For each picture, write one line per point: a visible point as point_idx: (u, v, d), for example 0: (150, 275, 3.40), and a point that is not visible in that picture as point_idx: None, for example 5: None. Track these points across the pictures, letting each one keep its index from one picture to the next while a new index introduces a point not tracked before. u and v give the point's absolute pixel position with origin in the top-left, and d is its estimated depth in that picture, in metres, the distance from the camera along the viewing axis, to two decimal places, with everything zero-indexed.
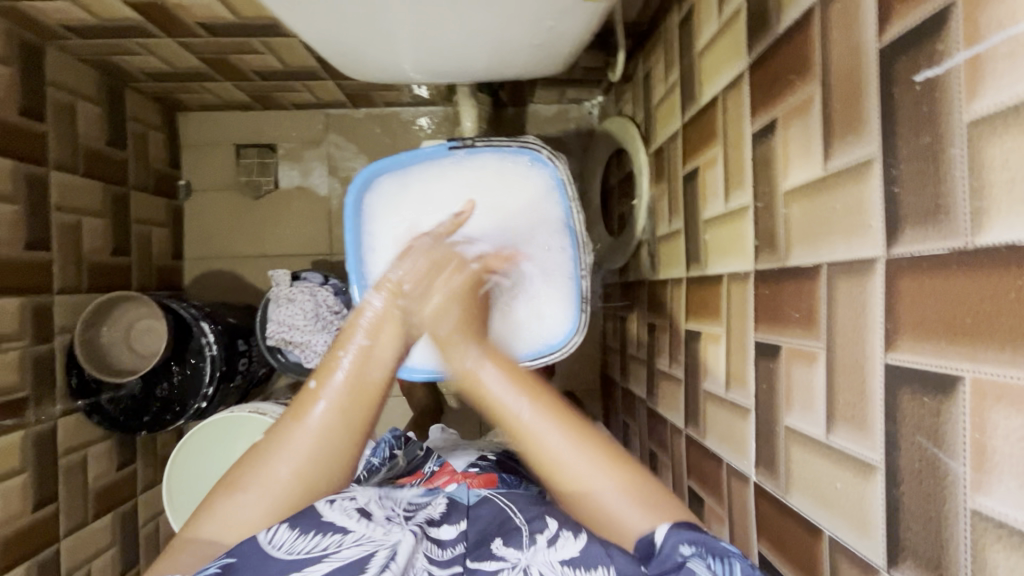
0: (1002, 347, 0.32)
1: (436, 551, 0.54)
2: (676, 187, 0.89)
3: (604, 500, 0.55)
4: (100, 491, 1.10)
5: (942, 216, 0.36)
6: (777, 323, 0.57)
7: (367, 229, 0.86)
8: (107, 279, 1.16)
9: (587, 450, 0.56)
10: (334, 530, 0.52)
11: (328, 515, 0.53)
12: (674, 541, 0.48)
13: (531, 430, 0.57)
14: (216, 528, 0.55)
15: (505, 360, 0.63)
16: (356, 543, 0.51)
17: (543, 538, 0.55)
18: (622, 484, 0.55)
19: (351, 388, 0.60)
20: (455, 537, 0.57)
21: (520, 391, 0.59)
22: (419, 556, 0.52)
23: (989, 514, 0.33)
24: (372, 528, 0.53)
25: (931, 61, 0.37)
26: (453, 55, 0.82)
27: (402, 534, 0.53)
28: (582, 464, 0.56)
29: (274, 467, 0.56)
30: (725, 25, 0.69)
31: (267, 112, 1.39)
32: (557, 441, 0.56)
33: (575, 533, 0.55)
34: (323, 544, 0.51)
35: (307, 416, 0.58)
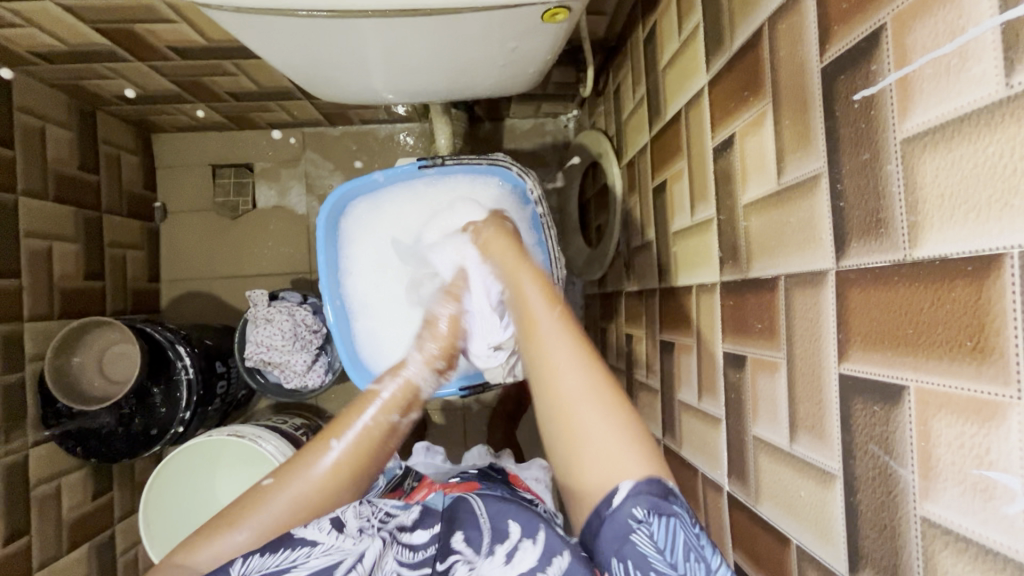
0: (941, 357, 0.33)
1: (406, 555, 0.54)
2: (647, 199, 0.90)
3: (599, 440, 0.52)
4: (75, 522, 1.07)
5: (883, 230, 0.37)
6: (742, 333, 0.57)
7: (345, 254, 0.87)
8: (80, 305, 1.14)
9: (592, 390, 0.54)
10: (304, 545, 0.51)
11: (300, 532, 0.53)
12: (629, 503, 0.47)
13: (546, 334, 0.59)
14: (209, 558, 0.55)
15: (551, 287, 0.64)
16: (325, 555, 0.51)
17: (501, 551, 0.53)
18: (621, 431, 0.52)
19: (364, 444, 0.63)
20: (427, 539, 0.55)
21: (552, 306, 0.62)
22: (387, 558, 0.53)
23: (937, 521, 0.34)
24: (342, 539, 0.52)
25: (867, 81, 0.38)
26: (422, 76, 0.83)
27: (371, 542, 0.52)
28: (588, 401, 0.54)
29: (277, 506, 0.58)
30: (685, 43, 0.71)
31: (244, 132, 1.38)
32: (565, 355, 0.56)
33: (532, 539, 0.53)
34: (290, 557, 0.51)
35: (321, 458, 0.61)
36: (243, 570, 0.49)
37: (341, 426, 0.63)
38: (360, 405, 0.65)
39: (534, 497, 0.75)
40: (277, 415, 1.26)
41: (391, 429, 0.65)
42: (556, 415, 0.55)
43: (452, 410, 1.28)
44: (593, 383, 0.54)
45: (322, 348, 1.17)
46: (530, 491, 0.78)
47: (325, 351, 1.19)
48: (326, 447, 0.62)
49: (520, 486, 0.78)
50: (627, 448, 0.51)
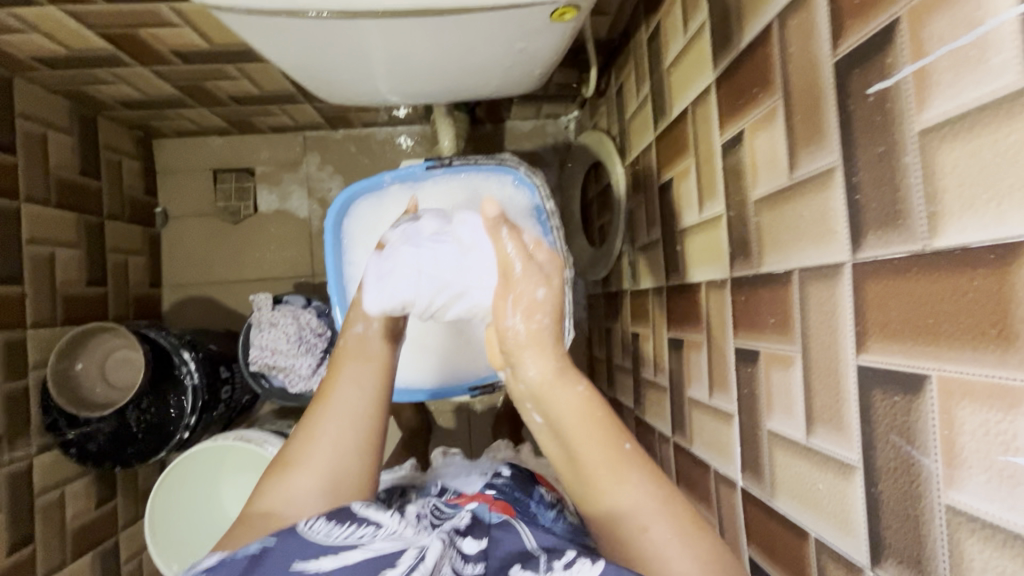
0: (962, 345, 0.33)
1: (459, 563, 0.49)
2: (652, 197, 0.90)
3: (646, 531, 0.50)
4: (79, 531, 1.06)
5: (901, 221, 0.38)
6: (754, 329, 0.58)
7: (347, 257, 0.85)
8: (82, 311, 1.13)
9: (613, 455, 0.53)
10: (369, 523, 0.49)
11: (365, 512, 0.51)
12: None
13: (571, 432, 0.55)
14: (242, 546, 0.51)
15: (565, 356, 0.60)
16: (388, 540, 0.48)
17: (560, 561, 0.47)
18: (661, 509, 0.51)
19: (364, 381, 0.64)
20: (477, 552, 0.51)
21: (571, 377, 0.58)
22: (446, 563, 0.47)
23: (963, 508, 0.34)
24: (403, 525, 0.50)
25: (882, 74, 0.39)
26: (428, 77, 0.83)
27: (431, 539, 0.48)
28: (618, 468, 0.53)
29: (323, 449, 0.58)
30: (690, 41, 0.72)
31: (245, 137, 1.38)
32: (596, 450, 0.53)
33: (592, 559, 0.46)
34: (357, 533, 0.48)
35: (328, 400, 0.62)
36: (311, 534, 0.48)
37: (336, 368, 0.65)
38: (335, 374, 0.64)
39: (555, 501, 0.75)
40: (282, 420, 1.26)
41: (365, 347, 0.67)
42: (589, 493, 0.54)
43: (457, 412, 1.27)
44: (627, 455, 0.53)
45: (326, 351, 1.17)
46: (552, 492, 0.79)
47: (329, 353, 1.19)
48: (327, 396, 0.62)
49: (542, 484, 0.78)
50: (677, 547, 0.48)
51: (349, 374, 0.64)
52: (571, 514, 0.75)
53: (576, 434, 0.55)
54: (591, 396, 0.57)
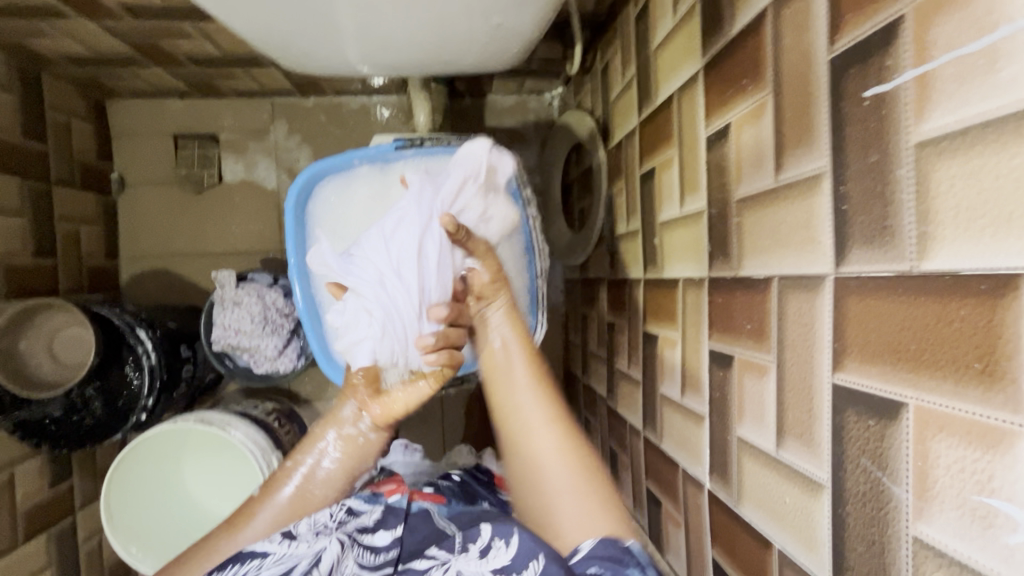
0: (944, 377, 0.32)
1: (366, 557, 0.54)
2: (633, 186, 0.87)
3: (553, 482, 0.60)
4: (32, 512, 1.02)
5: (889, 238, 0.35)
6: (729, 332, 0.56)
7: (312, 242, 0.80)
8: (30, 284, 1.06)
9: (549, 419, 0.64)
10: (254, 557, 0.51)
11: (251, 548, 0.52)
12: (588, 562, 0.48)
13: (518, 391, 0.68)
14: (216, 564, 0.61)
15: (533, 354, 0.71)
16: (276, 564, 0.50)
17: (476, 547, 0.52)
18: (576, 471, 0.60)
19: (293, 503, 0.65)
20: (388, 543, 0.56)
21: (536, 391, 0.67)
22: (347, 561, 0.52)
23: (930, 542, 0.33)
24: (295, 546, 0.52)
25: (880, 77, 0.36)
26: (399, 49, 0.77)
27: (327, 542, 0.52)
28: (554, 456, 0.62)
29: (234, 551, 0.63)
30: (680, 23, 0.67)
31: (208, 100, 1.30)
32: (534, 410, 0.65)
33: (507, 540, 0.51)
34: (242, 570, 0.50)
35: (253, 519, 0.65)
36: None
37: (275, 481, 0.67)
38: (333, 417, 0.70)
39: None
40: (247, 400, 1.22)
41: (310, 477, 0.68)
42: (523, 441, 0.64)
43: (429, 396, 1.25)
44: (567, 456, 0.61)
45: (293, 332, 1.13)
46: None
47: (297, 334, 1.15)
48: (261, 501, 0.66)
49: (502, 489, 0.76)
50: (580, 502, 0.58)
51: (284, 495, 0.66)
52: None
53: (528, 455, 0.63)
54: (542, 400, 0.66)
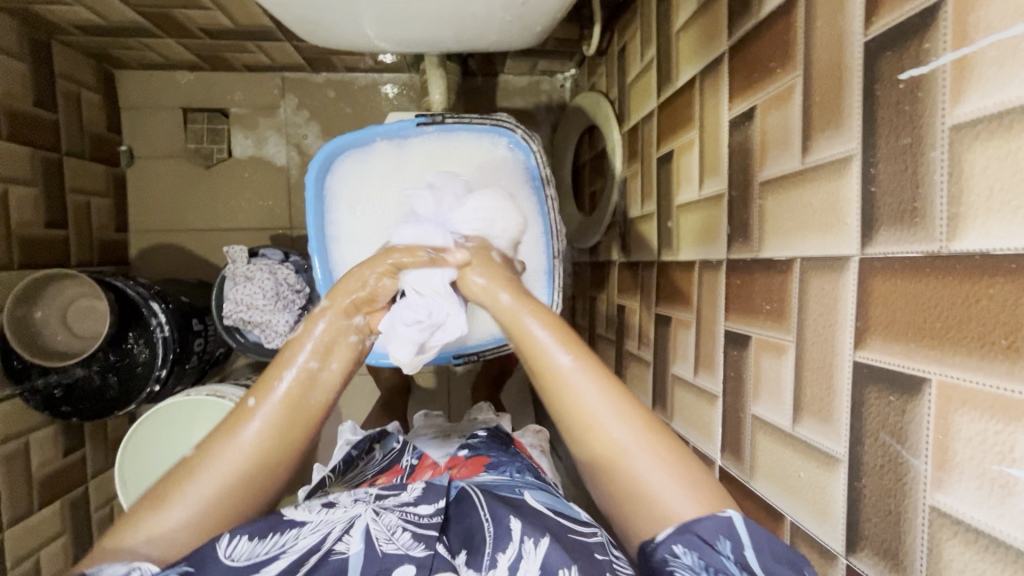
0: (968, 353, 0.33)
1: (410, 515, 0.53)
2: (649, 169, 0.87)
3: (653, 489, 0.47)
4: (46, 479, 1.03)
5: (918, 219, 0.36)
6: (747, 314, 0.57)
7: (330, 216, 0.80)
8: (42, 254, 1.06)
9: (617, 407, 0.50)
10: (292, 527, 0.49)
11: (290, 515, 0.51)
12: (671, 540, 0.45)
13: (567, 374, 0.51)
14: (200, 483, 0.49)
15: (553, 317, 0.55)
16: (314, 532, 0.49)
17: (504, 561, 0.49)
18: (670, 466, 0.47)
19: (290, 409, 0.53)
20: (432, 511, 0.53)
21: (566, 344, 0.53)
22: (390, 517, 0.52)
23: (948, 511, 0.35)
24: (330, 513, 0.52)
25: (917, 60, 0.37)
26: (421, 26, 0.77)
27: (361, 509, 0.53)
28: (633, 443, 0.48)
29: (206, 483, 0.49)
30: (705, 5, 0.68)
31: (217, 74, 1.29)
32: (593, 396, 0.50)
33: (536, 541, 0.49)
34: (280, 542, 0.48)
35: (245, 422, 0.52)
36: (231, 557, 0.45)
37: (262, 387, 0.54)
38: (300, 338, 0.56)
39: (538, 469, 0.73)
40: (257, 374, 1.23)
41: (310, 380, 0.54)
42: (580, 435, 0.50)
43: (436, 375, 1.27)
44: (639, 428, 0.49)
45: (304, 308, 1.14)
46: (533, 459, 0.77)
47: (307, 311, 1.16)
48: (247, 413, 0.53)
49: (523, 454, 0.76)
50: (683, 499, 0.46)
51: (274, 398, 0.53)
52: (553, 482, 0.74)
53: (605, 443, 0.49)
54: (585, 365, 0.52)
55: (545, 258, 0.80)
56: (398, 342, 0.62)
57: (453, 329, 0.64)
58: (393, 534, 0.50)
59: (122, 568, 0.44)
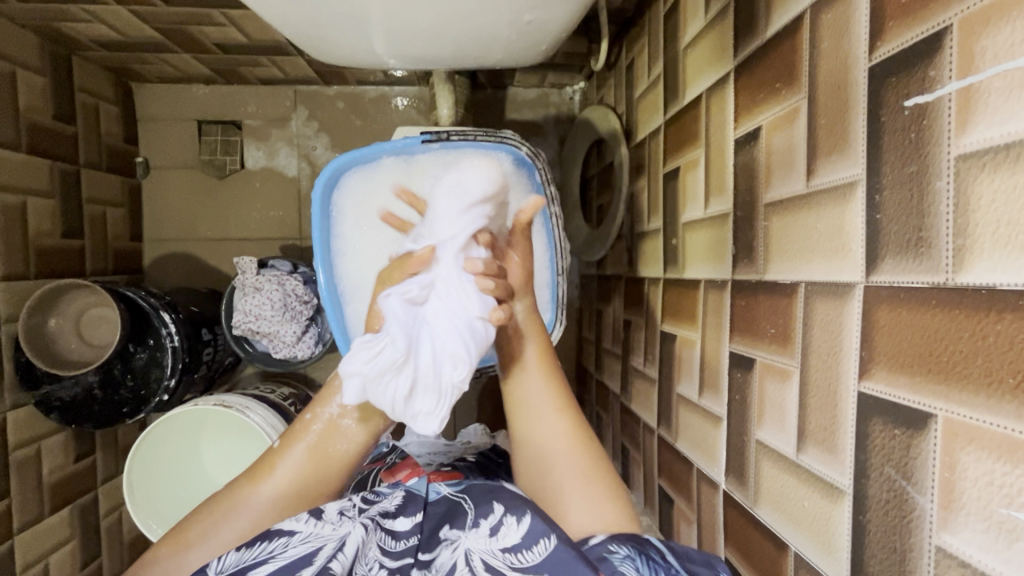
0: (975, 391, 0.32)
1: (389, 543, 0.54)
2: (656, 184, 0.87)
3: (564, 483, 0.60)
4: (57, 485, 1.05)
5: (924, 249, 0.36)
6: (752, 336, 0.56)
7: (336, 232, 0.80)
8: (57, 263, 1.09)
9: (562, 424, 0.63)
10: (281, 535, 0.50)
11: (278, 524, 0.51)
12: (609, 543, 0.48)
13: (527, 400, 0.66)
14: (219, 531, 0.55)
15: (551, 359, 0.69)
16: (303, 543, 0.49)
17: (487, 524, 0.54)
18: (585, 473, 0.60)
19: (314, 461, 0.60)
20: (410, 528, 0.55)
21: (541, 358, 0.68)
22: (370, 546, 0.52)
23: (954, 552, 0.34)
24: (320, 527, 0.51)
25: (923, 87, 0.36)
26: (428, 44, 0.78)
27: (352, 526, 0.52)
28: (564, 451, 0.62)
29: (228, 530, 0.55)
30: (711, 23, 0.67)
31: (231, 87, 1.31)
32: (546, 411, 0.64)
33: (518, 518, 0.52)
34: (268, 548, 0.49)
35: (271, 470, 0.59)
36: (220, 571, 0.47)
37: (294, 433, 0.61)
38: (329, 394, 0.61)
39: None
40: (265, 383, 1.24)
41: (338, 428, 0.60)
42: (527, 444, 0.64)
43: None
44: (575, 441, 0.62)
45: (311, 319, 1.15)
46: None
47: (314, 321, 1.17)
48: (270, 466, 0.59)
49: None
50: (585, 492, 0.58)
51: (304, 443, 0.60)
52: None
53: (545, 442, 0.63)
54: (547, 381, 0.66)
55: (549, 274, 0.80)
56: (344, 382, 0.54)
57: (389, 346, 0.53)
58: (370, 570, 0.51)
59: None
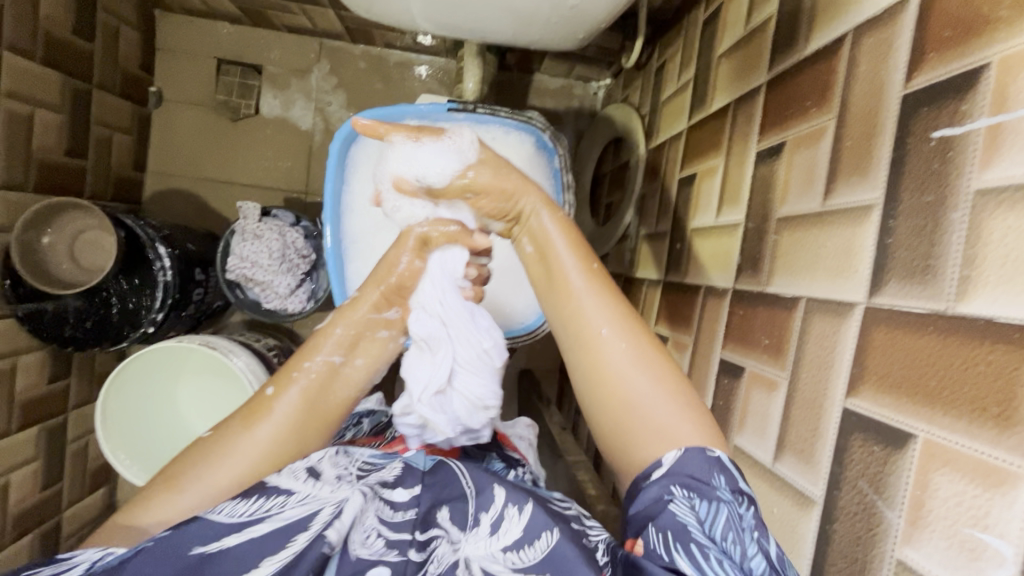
0: (958, 416, 0.34)
1: (386, 512, 0.51)
2: (670, 188, 0.88)
3: (639, 395, 0.46)
4: (29, 403, 1.04)
5: (929, 277, 0.37)
6: (745, 346, 0.57)
7: (347, 187, 0.80)
8: (57, 181, 1.07)
9: (627, 332, 0.48)
10: (277, 494, 0.49)
11: (274, 481, 0.50)
12: (670, 480, 0.42)
13: (578, 293, 0.50)
14: (193, 499, 0.50)
15: (579, 238, 0.54)
16: (300, 505, 0.48)
17: (487, 519, 0.51)
18: (662, 386, 0.47)
19: (309, 404, 0.55)
20: (408, 500, 0.53)
21: (579, 258, 0.52)
22: (369, 514, 0.50)
23: (913, 566, 0.35)
24: (319, 488, 0.50)
25: (952, 121, 0.37)
26: (466, 14, 0.77)
27: (350, 492, 0.50)
28: (641, 376, 0.47)
29: (193, 496, 0.50)
30: (749, 36, 0.68)
31: (256, 31, 1.29)
32: (596, 308, 0.49)
33: (519, 508, 0.50)
34: (264, 507, 0.47)
35: (263, 419, 0.54)
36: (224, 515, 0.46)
37: (284, 377, 0.56)
38: (316, 341, 0.57)
39: (520, 460, 0.72)
40: (251, 332, 1.23)
41: (334, 370, 0.57)
42: (581, 347, 0.49)
43: None
44: (647, 351, 0.47)
45: (307, 274, 1.15)
46: (518, 452, 0.75)
47: (309, 278, 1.17)
48: (266, 405, 0.54)
49: (507, 446, 0.74)
50: (684, 422, 0.45)
51: (299, 387, 0.55)
52: (536, 476, 0.73)
53: (610, 366, 0.47)
54: (595, 282, 0.50)
55: None
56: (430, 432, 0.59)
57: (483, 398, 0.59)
58: (368, 538, 0.48)
59: (97, 551, 0.45)
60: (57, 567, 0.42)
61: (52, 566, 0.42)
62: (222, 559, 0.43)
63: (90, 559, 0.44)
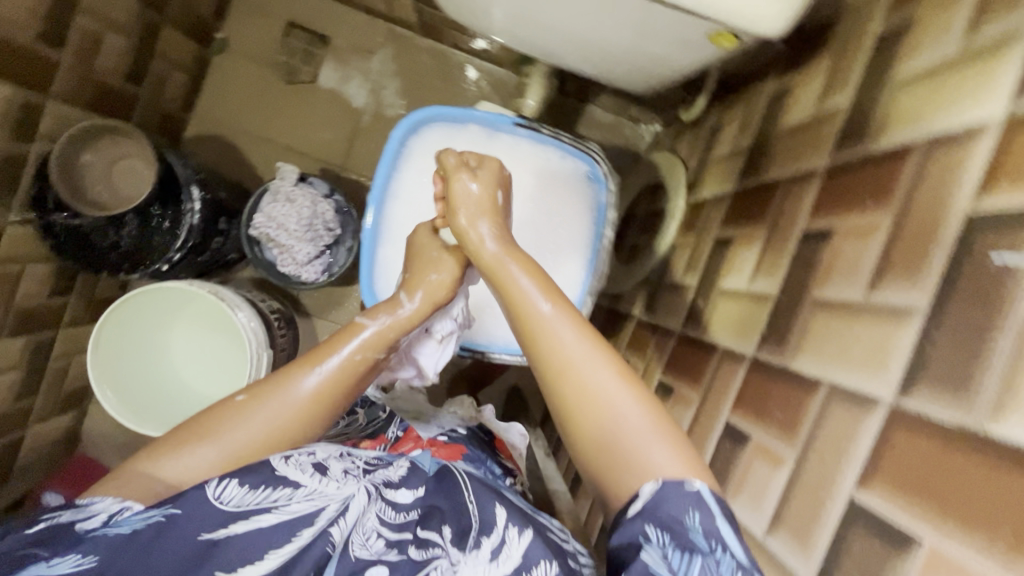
0: (973, 532, 0.35)
1: (388, 513, 0.52)
2: (703, 245, 0.89)
3: (629, 434, 0.48)
4: (25, 312, 1.03)
5: (965, 393, 0.38)
6: (756, 415, 0.58)
7: (397, 173, 0.81)
8: (107, 103, 1.07)
9: (596, 358, 0.52)
10: (285, 486, 0.48)
11: (281, 471, 0.49)
12: (643, 521, 0.43)
13: (548, 321, 0.54)
14: (205, 456, 0.51)
15: (543, 277, 0.59)
16: (307, 500, 0.48)
17: (488, 545, 0.51)
18: (647, 412, 0.49)
19: (342, 389, 0.57)
20: (411, 501, 0.54)
21: (547, 293, 0.57)
22: (370, 515, 0.50)
23: None
24: (325, 484, 0.50)
25: (1016, 250, 0.39)
26: (545, 36, 0.79)
27: (355, 490, 0.51)
28: (617, 398, 0.50)
29: (209, 451, 0.51)
30: (816, 118, 0.70)
31: (332, 2, 1.31)
32: (567, 336, 0.53)
33: (520, 532, 0.51)
34: (271, 496, 0.47)
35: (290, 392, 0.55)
36: (223, 503, 0.46)
37: (318, 356, 0.57)
38: (349, 334, 0.59)
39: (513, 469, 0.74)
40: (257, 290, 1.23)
41: (370, 365, 0.59)
42: (553, 377, 0.52)
43: None
44: (617, 375, 0.51)
45: (329, 247, 1.15)
46: (510, 461, 0.76)
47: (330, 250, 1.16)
48: (298, 379, 0.55)
49: (500, 453, 0.76)
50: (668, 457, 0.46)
51: (334, 369, 0.57)
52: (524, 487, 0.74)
53: (584, 390, 0.50)
54: (563, 313, 0.55)
55: (578, 291, 0.80)
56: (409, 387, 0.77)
57: None
58: (368, 539, 0.49)
59: (115, 501, 0.46)
60: (77, 513, 0.45)
61: (73, 509, 0.45)
62: (225, 550, 0.43)
63: (107, 511, 0.45)
